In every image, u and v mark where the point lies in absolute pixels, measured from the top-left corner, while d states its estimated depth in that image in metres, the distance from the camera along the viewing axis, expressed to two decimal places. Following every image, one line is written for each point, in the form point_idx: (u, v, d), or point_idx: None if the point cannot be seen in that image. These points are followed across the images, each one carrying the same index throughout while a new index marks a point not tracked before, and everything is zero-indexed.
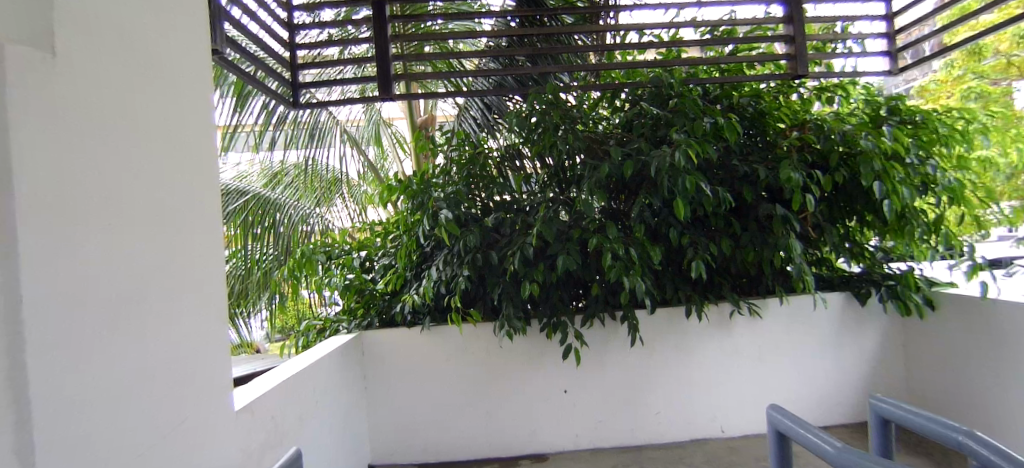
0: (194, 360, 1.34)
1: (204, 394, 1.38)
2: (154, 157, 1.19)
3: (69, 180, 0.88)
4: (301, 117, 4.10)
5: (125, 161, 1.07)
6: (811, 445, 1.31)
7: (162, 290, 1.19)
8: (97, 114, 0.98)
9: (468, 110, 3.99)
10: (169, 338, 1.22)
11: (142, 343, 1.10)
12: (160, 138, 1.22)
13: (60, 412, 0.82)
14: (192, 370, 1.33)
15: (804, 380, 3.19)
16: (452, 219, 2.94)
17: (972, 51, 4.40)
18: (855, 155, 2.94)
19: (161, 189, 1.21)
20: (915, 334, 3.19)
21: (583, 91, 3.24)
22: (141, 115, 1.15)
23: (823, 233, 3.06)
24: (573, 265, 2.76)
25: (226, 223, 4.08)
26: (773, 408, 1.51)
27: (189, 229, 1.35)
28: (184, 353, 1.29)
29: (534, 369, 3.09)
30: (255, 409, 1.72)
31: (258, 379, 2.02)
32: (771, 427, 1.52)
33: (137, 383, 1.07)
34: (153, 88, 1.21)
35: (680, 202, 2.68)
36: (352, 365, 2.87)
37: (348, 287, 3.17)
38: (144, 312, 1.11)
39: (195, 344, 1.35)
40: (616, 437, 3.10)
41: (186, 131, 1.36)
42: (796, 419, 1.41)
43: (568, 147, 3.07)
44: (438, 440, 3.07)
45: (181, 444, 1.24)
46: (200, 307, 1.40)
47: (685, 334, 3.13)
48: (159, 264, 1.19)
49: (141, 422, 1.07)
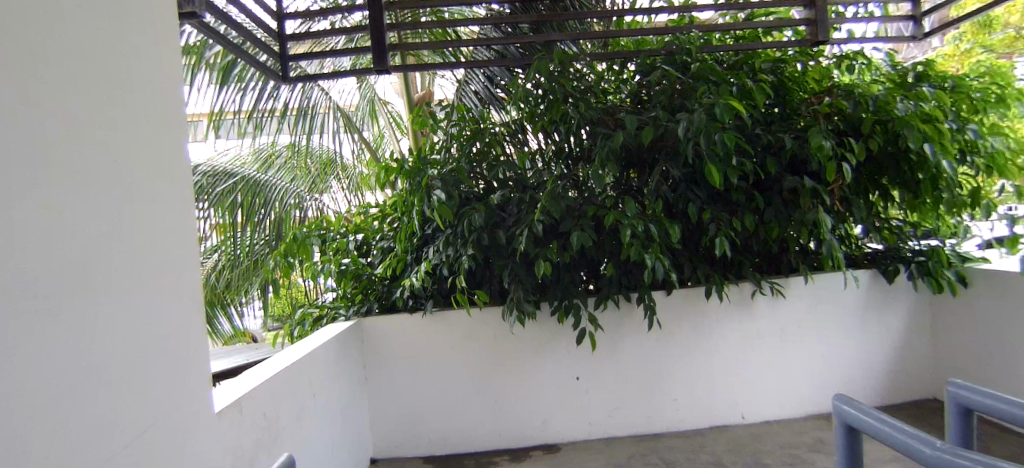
0: (171, 352, 1.18)
1: (182, 394, 1.21)
2: (118, 119, 1.03)
3: (20, 138, 0.74)
4: (291, 101, 3.85)
5: (72, 137, 0.88)
6: (910, 451, 1.01)
7: (126, 279, 1.02)
8: (73, 88, 0.89)
9: (469, 84, 3.80)
10: (139, 337, 1.05)
11: (104, 335, 0.93)
12: (119, 108, 1.04)
13: (10, 412, 0.67)
14: (168, 369, 1.16)
15: (829, 362, 3.03)
16: (444, 198, 2.76)
17: (982, 26, 4.86)
18: (888, 122, 2.75)
19: (121, 171, 1.03)
20: (945, 312, 3.05)
21: (592, 60, 3.05)
22: (112, 83, 1.02)
23: (851, 206, 2.87)
24: (588, 242, 2.58)
25: (214, 207, 3.86)
26: (844, 401, 1.23)
27: (156, 212, 1.16)
28: (158, 350, 1.12)
29: (544, 356, 2.93)
30: (242, 406, 1.54)
31: (248, 373, 1.85)
32: (840, 424, 1.24)
33: (101, 380, 0.91)
34: (108, 46, 1.01)
35: (714, 167, 2.52)
36: (350, 355, 2.70)
37: (343, 273, 2.98)
38: (104, 301, 0.94)
39: (170, 340, 1.18)
40: (631, 425, 2.95)
41: (158, 102, 1.21)
42: (881, 416, 1.12)
43: (579, 118, 2.86)
44: (445, 432, 2.92)
45: (159, 444, 1.09)
46: (175, 298, 1.22)
47: (703, 317, 2.96)
48: (119, 250, 1.00)
49: (109, 435, 0.92)
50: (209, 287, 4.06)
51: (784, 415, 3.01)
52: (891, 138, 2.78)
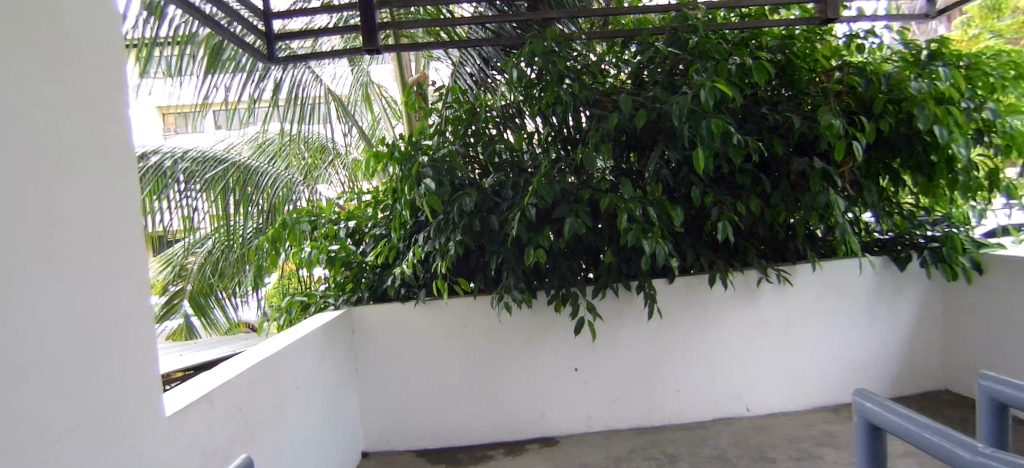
0: (136, 339, 1.08)
1: (151, 382, 1.12)
2: (64, 76, 0.91)
3: None
4: (279, 92, 3.73)
5: (18, 98, 0.79)
6: (937, 452, 0.90)
7: (81, 256, 0.92)
8: (9, 32, 0.78)
9: (464, 66, 3.66)
10: (100, 319, 0.95)
11: (54, 311, 0.83)
12: (73, 82, 0.94)
13: None
14: (136, 353, 1.07)
15: (834, 353, 2.92)
16: (435, 187, 2.64)
17: (992, 10, 4.68)
18: (902, 101, 2.60)
19: (77, 147, 0.93)
20: (957, 300, 2.93)
21: (589, 39, 2.92)
22: (57, 34, 0.90)
23: (863, 190, 2.74)
24: (583, 228, 2.43)
25: (204, 193, 3.71)
26: (865, 397, 1.12)
27: (119, 191, 1.06)
28: (123, 332, 1.03)
29: (541, 346, 2.82)
30: (214, 400, 1.43)
31: (227, 363, 1.75)
32: (861, 420, 1.13)
33: (45, 363, 0.80)
34: (61, 4, 0.92)
35: (702, 152, 2.38)
36: (339, 346, 2.59)
37: (332, 260, 2.87)
38: (55, 277, 0.84)
39: (139, 326, 1.09)
40: (632, 417, 2.86)
41: (111, 63, 1.08)
42: (906, 412, 1.01)
43: (573, 100, 2.73)
44: (438, 424, 2.83)
45: (119, 438, 0.98)
46: (141, 282, 1.12)
47: (706, 306, 2.85)
48: (73, 227, 0.90)
49: (63, 423, 0.83)
50: (201, 276, 4.03)
51: (789, 406, 2.91)
52: (904, 118, 2.63)
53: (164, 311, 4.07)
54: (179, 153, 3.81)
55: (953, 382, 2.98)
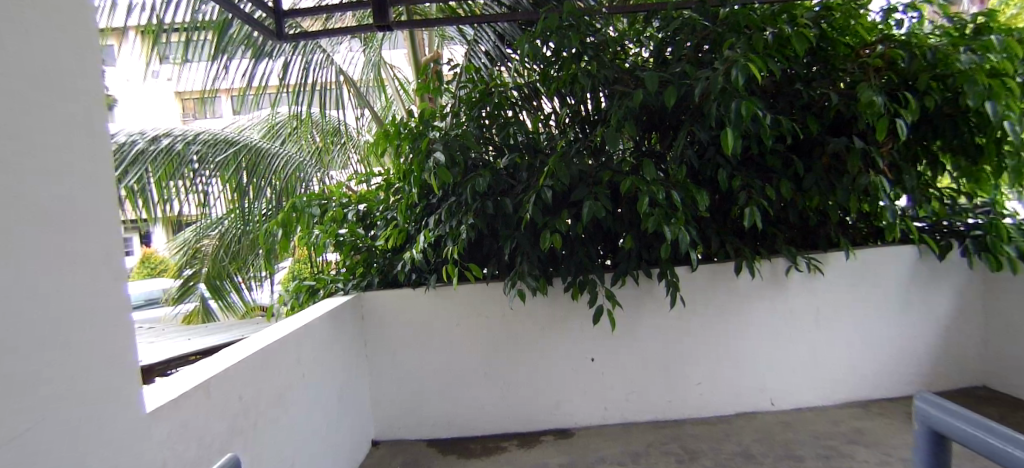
0: (110, 326, 0.97)
1: (130, 373, 1.03)
2: (14, 28, 0.78)
3: None
4: (287, 77, 3.59)
5: None
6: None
7: (41, 236, 0.80)
8: None
9: (478, 44, 3.55)
10: (71, 302, 0.86)
11: (11, 293, 0.73)
12: (41, 49, 0.84)
13: None
14: (113, 339, 0.97)
15: (866, 346, 2.77)
16: (445, 162, 2.53)
17: None
18: (947, 77, 2.37)
19: (42, 120, 0.82)
20: (999, 291, 2.75)
21: (609, 14, 2.74)
22: None
23: (903, 174, 2.56)
24: (602, 213, 2.31)
25: (215, 178, 3.62)
26: (932, 404, 0.89)
27: (97, 169, 0.97)
28: (99, 317, 0.94)
29: (556, 334, 2.73)
30: (210, 389, 1.35)
31: (225, 351, 1.67)
32: (923, 430, 0.91)
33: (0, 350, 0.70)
34: None
35: (731, 132, 2.25)
36: (348, 333, 2.53)
37: (342, 244, 2.78)
38: (14, 256, 0.74)
39: (114, 312, 0.99)
40: (650, 410, 2.75)
41: (72, 16, 0.93)
42: (980, 421, 0.80)
43: (590, 80, 2.58)
44: (450, 413, 2.76)
45: (94, 433, 0.89)
46: (118, 267, 1.02)
47: (730, 295, 2.72)
48: (42, 203, 0.81)
49: (21, 416, 0.73)
50: (216, 259, 4.01)
51: (816, 400, 2.78)
52: (950, 96, 2.44)
53: (183, 292, 4.14)
54: (190, 136, 3.71)
55: (991, 378, 2.81)
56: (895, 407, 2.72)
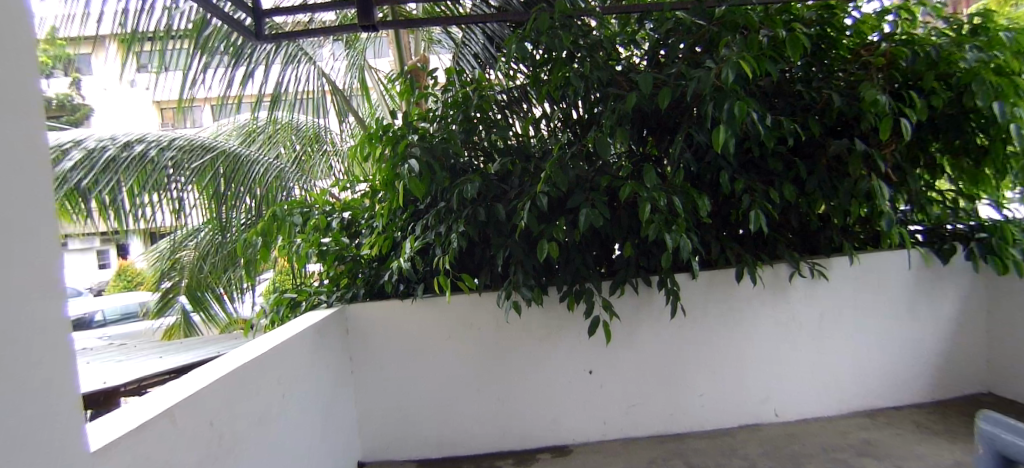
0: (41, 354, 0.77)
1: (70, 408, 0.84)
2: None
3: None
4: (265, 88, 3.44)
5: None
6: None
7: None
8: None
9: (467, 47, 3.45)
10: None
11: None
12: None
13: None
14: (51, 361, 0.80)
15: (871, 354, 2.70)
16: (421, 171, 2.39)
17: None
18: (951, 76, 2.34)
19: None
20: (1003, 294, 2.70)
21: (603, 14, 2.61)
22: None
23: (906, 176, 2.49)
24: (600, 220, 2.20)
25: (191, 186, 3.42)
26: (1001, 426, 0.76)
27: (31, 166, 0.79)
28: (34, 347, 0.76)
29: (552, 346, 2.60)
30: (179, 416, 1.20)
31: (194, 371, 1.50)
32: (988, 456, 0.78)
33: None
34: None
35: (722, 132, 2.11)
36: (332, 348, 2.38)
37: (325, 253, 2.63)
38: None
39: (45, 337, 0.79)
40: (651, 424, 2.64)
41: None
42: None
43: (584, 81, 2.45)
44: (442, 431, 2.62)
45: None
46: (49, 281, 0.82)
47: (731, 303, 2.63)
48: None
49: None
50: (194, 270, 3.80)
51: (821, 409, 2.69)
52: (953, 96, 2.39)
53: (160, 306, 3.87)
54: (164, 141, 3.46)
55: (996, 383, 2.76)
56: (902, 416, 2.64)
